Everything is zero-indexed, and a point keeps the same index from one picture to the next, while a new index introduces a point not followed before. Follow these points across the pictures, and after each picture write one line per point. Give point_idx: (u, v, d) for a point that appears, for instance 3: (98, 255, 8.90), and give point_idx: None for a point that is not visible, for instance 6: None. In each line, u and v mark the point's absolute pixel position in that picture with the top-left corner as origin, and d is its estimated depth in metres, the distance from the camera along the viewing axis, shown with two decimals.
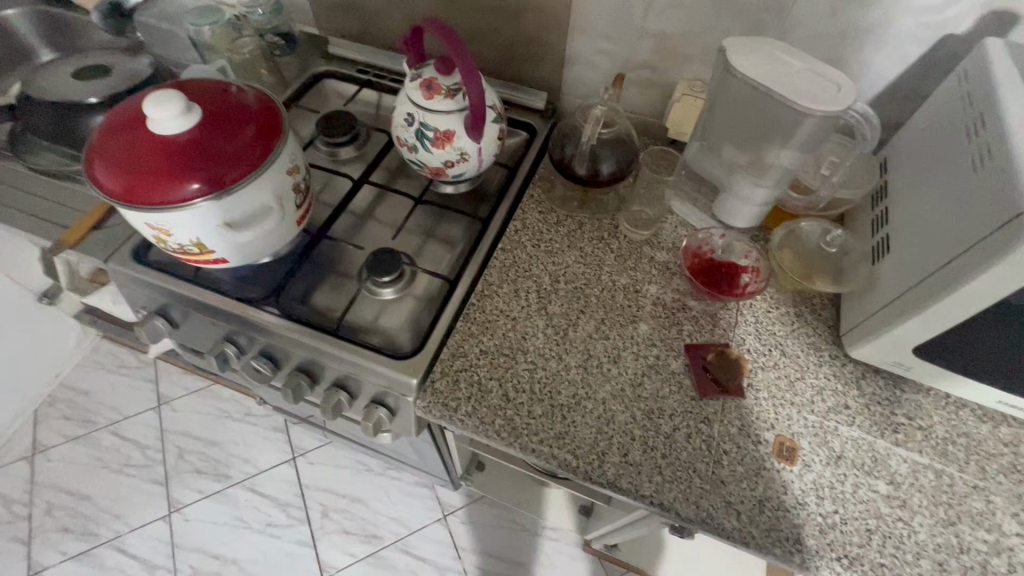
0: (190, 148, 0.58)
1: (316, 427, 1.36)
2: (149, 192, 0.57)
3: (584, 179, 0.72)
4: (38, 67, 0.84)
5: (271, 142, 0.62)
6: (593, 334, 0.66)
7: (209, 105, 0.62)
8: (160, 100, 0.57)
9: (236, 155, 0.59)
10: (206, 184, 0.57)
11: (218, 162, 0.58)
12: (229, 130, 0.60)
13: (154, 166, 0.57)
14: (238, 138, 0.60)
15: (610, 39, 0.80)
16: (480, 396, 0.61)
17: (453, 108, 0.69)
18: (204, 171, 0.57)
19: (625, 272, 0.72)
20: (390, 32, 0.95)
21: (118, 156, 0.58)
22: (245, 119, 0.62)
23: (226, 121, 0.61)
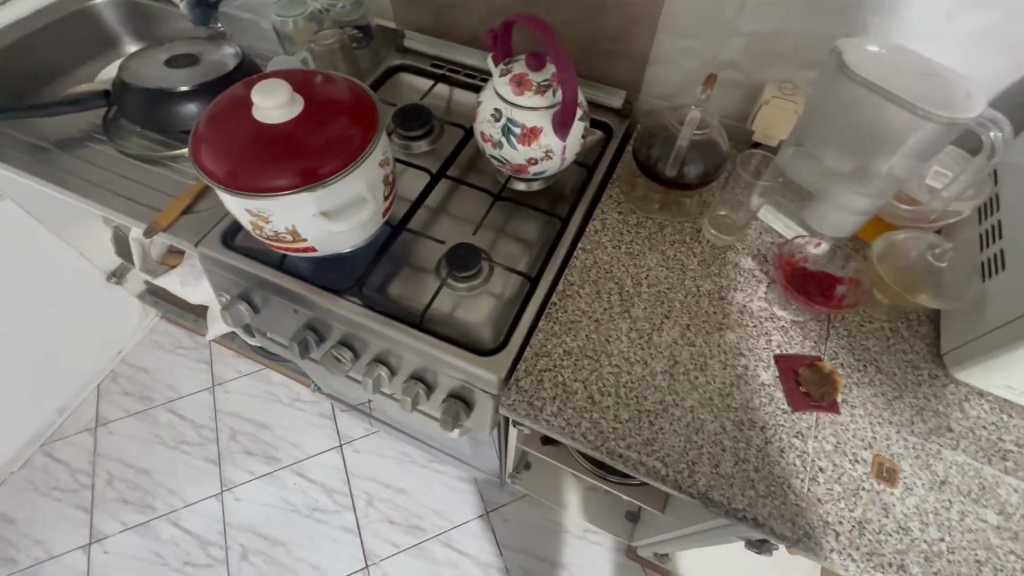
0: (293, 137, 0.59)
1: (364, 416, 1.37)
2: (251, 179, 0.58)
3: (671, 182, 0.70)
4: (133, 55, 0.86)
5: (365, 133, 0.62)
6: (679, 339, 0.65)
7: (308, 95, 0.63)
8: (264, 89, 0.59)
9: (332, 145, 0.59)
10: (306, 173, 0.58)
11: (314, 152, 0.58)
12: (326, 120, 0.61)
13: (258, 153, 0.59)
14: (334, 128, 0.60)
15: (698, 38, 0.78)
16: (566, 397, 0.60)
17: (542, 105, 0.68)
18: (301, 161, 0.58)
19: (709, 278, 0.70)
20: (466, 27, 0.94)
21: (224, 143, 0.60)
22: (341, 109, 0.62)
23: (323, 111, 0.61)
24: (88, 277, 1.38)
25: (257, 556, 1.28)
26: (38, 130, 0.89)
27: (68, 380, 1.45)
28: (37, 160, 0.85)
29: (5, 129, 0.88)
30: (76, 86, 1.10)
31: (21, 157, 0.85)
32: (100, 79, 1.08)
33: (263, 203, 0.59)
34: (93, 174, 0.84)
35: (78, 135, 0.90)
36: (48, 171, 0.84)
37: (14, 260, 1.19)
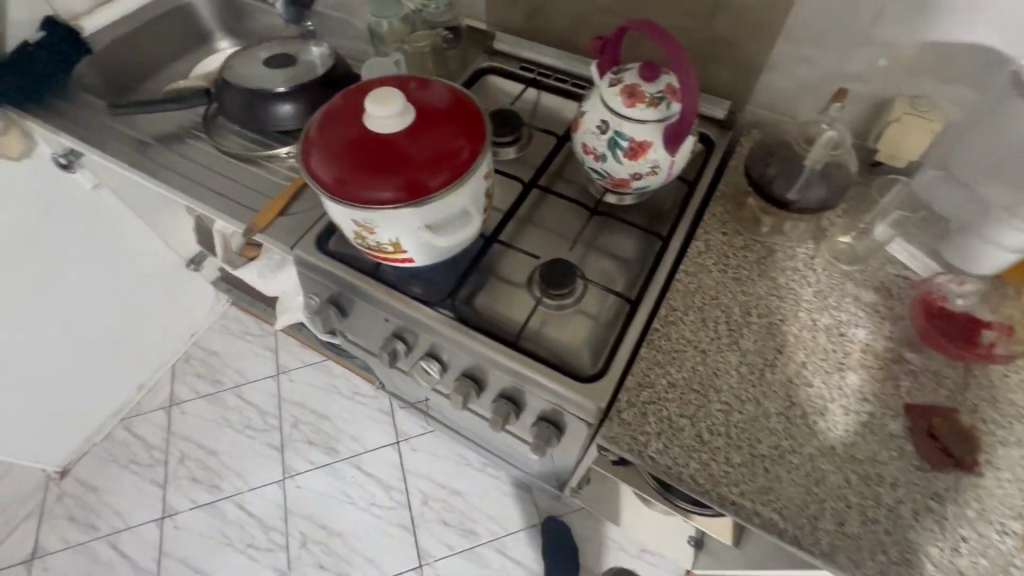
0: (404, 148, 0.58)
1: (422, 416, 1.38)
2: (359, 190, 0.57)
3: (788, 206, 0.65)
4: (233, 55, 0.87)
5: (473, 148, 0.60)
6: (794, 378, 0.60)
7: (419, 105, 0.62)
8: (379, 97, 0.58)
9: (440, 159, 0.58)
10: (415, 187, 0.57)
11: (423, 166, 0.57)
12: (437, 132, 0.59)
13: (368, 164, 0.58)
14: (444, 141, 0.59)
15: (821, 45, 0.72)
16: (672, 434, 0.56)
17: (654, 119, 0.64)
18: (408, 175, 0.57)
19: (826, 311, 0.64)
20: (560, 29, 0.91)
21: (334, 151, 0.59)
22: (451, 121, 0.60)
23: (434, 122, 0.60)
24: (168, 262, 1.43)
25: (315, 545, 1.31)
26: (141, 126, 0.92)
27: (147, 360, 1.52)
28: (141, 156, 0.88)
29: (113, 124, 0.92)
30: (172, 81, 1.13)
31: (127, 153, 0.88)
32: (196, 75, 1.11)
33: (369, 215, 0.58)
34: (192, 172, 0.86)
35: (178, 132, 0.92)
36: (151, 166, 0.86)
37: (103, 242, 1.26)
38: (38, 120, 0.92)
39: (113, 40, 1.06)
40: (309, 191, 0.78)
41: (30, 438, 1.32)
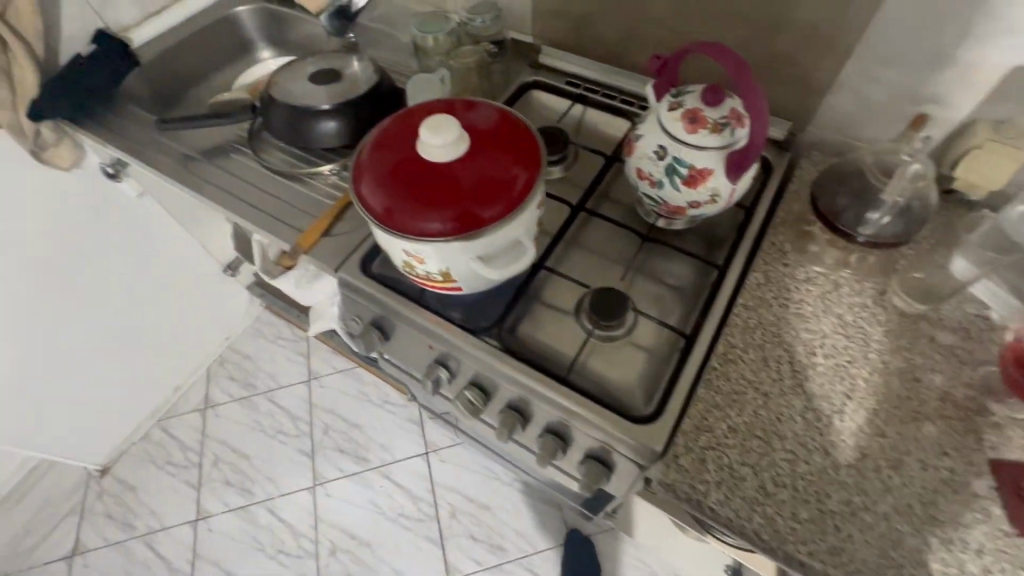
0: (458, 179, 0.56)
1: (452, 428, 1.36)
2: (411, 219, 0.56)
3: (858, 239, 0.61)
4: (279, 70, 0.87)
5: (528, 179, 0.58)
6: (865, 427, 0.56)
7: (473, 132, 0.61)
8: (435, 124, 0.57)
9: (494, 189, 0.56)
10: (469, 220, 0.55)
11: (476, 196, 0.56)
12: (491, 161, 0.58)
13: (421, 193, 0.56)
14: (498, 171, 0.57)
15: (896, 65, 0.68)
16: (733, 484, 0.53)
17: (717, 145, 0.61)
18: (461, 205, 0.55)
19: (898, 353, 0.60)
20: (609, 43, 0.88)
21: (386, 177, 0.58)
22: (507, 151, 0.59)
23: (488, 151, 0.59)
24: (205, 267, 1.45)
25: (344, 555, 1.31)
26: (188, 140, 0.92)
27: (183, 363, 1.54)
28: (188, 170, 0.88)
29: (160, 138, 0.93)
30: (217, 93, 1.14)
31: (174, 168, 0.89)
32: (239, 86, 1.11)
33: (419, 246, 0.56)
34: (237, 187, 0.86)
35: (223, 146, 0.92)
36: (197, 182, 0.87)
37: (143, 249, 1.28)
38: (88, 133, 0.94)
39: (161, 52, 1.07)
40: (354, 211, 0.77)
41: (72, 437, 1.35)
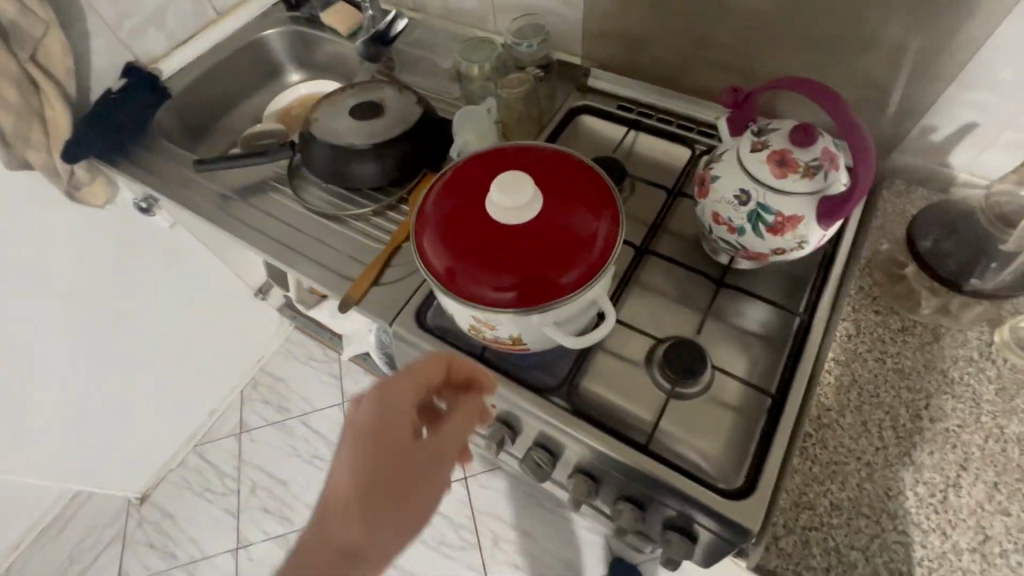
0: (533, 241, 0.52)
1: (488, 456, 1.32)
2: (482, 286, 0.52)
3: (966, 289, 0.56)
4: (319, 105, 0.83)
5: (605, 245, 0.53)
6: (986, 504, 0.51)
7: (547, 187, 0.57)
8: (511, 180, 0.53)
9: (566, 255, 0.52)
10: (549, 288, 0.51)
11: (546, 261, 0.52)
12: (565, 222, 0.54)
13: (492, 256, 0.52)
14: (572, 233, 0.53)
15: (1002, 89, 0.62)
16: (843, 571, 0.49)
17: (809, 190, 0.56)
18: (529, 270, 0.51)
19: (1014, 416, 0.55)
20: (666, 64, 0.83)
21: (452, 235, 0.54)
22: (584, 208, 0.55)
23: (562, 210, 0.54)
24: (238, 292, 1.42)
25: None
26: (224, 179, 0.89)
27: (217, 387, 1.53)
28: (226, 212, 0.85)
29: (196, 177, 0.89)
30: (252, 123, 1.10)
31: (212, 209, 0.86)
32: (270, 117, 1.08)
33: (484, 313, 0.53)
34: (277, 230, 0.83)
35: (260, 183, 0.89)
36: (237, 224, 0.83)
37: (178, 279, 1.25)
38: (122, 173, 0.91)
39: (190, 82, 1.04)
40: (404, 256, 0.73)
41: (110, 465, 1.35)
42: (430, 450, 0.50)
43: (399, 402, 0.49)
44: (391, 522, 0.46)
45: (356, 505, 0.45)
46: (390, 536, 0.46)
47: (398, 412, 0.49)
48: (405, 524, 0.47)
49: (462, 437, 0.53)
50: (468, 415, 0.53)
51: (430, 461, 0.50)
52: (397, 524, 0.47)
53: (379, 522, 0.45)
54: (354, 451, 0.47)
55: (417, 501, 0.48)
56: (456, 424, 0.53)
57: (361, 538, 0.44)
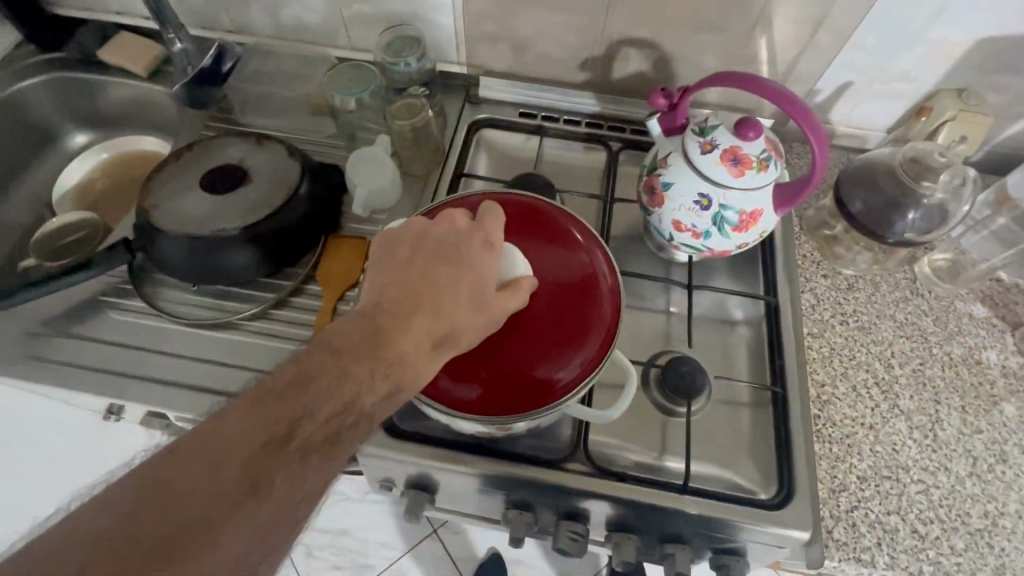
0: (542, 323, 0.49)
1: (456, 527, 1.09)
2: (514, 397, 0.47)
3: (892, 241, 0.60)
4: (154, 187, 0.62)
5: (607, 317, 0.49)
6: (965, 429, 0.57)
7: (534, 256, 0.52)
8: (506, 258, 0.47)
9: (561, 340, 0.48)
10: (577, 367, 0.47)
11: (545, 353, 0.48)
12: (561, 287, 0.51)
13: (511, 361, 0.48)
14: (575, 297, 0.50)
15: (868, 52, 0.67)
16: (891, 538, 0.52)
17: (767, 182, 0.54)
18: (526, 366, 0.48)
19: (954, 340, 0.62)
20: (558, 62, 0.76)
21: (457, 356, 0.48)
22: (572, 264, 0.52)
23: (553, 276, 0.51)
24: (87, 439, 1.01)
25: None
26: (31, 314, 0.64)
27: None
28: (52, 360, 0.61)
29: None
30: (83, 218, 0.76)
31: (29, 363, 0.61)
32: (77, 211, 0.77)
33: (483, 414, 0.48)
34: (138, 362, 0.61)
35: (87, 304, 0.65)
36: (77, 374, 0.60)
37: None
38: None
39: None
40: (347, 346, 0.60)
41: None
42: (486, 300, 0.43)
43: (474, 244, 0.44)
44: (431, 363, 0.40)
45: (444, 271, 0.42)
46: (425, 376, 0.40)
47: (463, 241, 0.44)
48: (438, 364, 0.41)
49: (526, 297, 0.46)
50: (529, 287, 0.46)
51: (489, 311, 0.43)
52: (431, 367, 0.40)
53: (419, 355, 0.39)
54: (435, 244, 0.44)
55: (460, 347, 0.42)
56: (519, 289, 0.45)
57: (404, 369, 0.38)
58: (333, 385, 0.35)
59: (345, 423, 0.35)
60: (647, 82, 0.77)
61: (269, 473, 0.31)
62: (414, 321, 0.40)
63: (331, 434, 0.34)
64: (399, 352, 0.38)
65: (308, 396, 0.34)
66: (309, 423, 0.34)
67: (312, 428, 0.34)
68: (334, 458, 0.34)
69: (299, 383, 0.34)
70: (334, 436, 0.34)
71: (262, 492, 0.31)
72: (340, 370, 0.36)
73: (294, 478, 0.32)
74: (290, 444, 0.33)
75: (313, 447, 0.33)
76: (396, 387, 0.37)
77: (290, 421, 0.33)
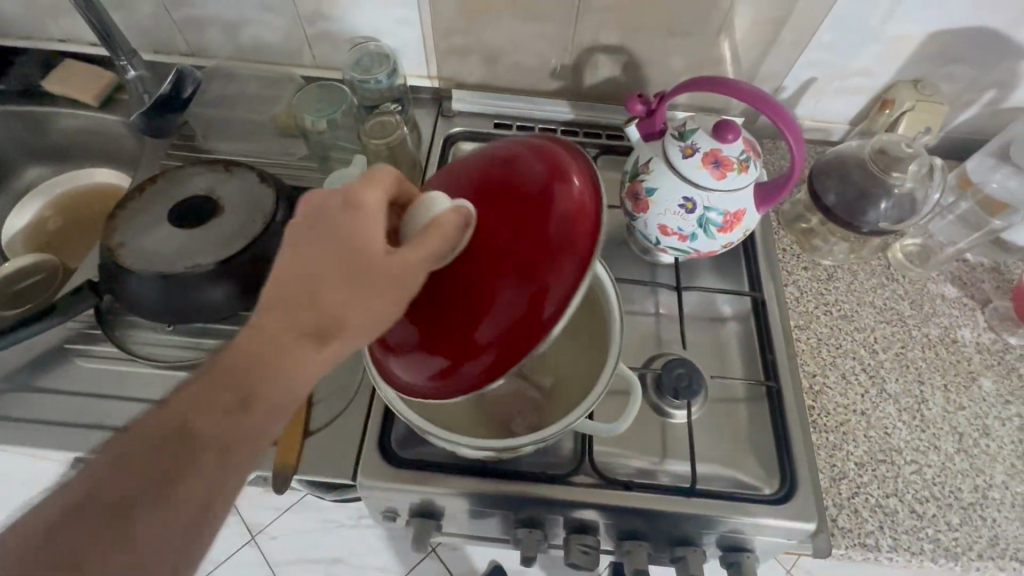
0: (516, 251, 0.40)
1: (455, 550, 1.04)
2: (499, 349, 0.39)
3: (866, 231, 0.62)
4: (119, 224, 0.59)
5: (579, 223, 0.40)
6: (949, 407, 0.59)
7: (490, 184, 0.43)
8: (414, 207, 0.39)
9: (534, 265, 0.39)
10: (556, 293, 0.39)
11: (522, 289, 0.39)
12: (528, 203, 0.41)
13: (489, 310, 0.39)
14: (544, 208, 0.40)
15: (828, 49, 0.70)
16: (891, 521, 0.53)
17: (748, 182, 0.55)
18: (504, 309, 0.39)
19: (930, 321, 0.65)
20: (530, 71, 0.76)
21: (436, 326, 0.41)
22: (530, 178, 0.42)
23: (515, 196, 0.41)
24: None
25: None
26: None
27: None
28: (16, 418, 0.57)
29: None
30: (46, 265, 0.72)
31: None
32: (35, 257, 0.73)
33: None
34: (113, 412, 0.57)
35: (50, 353, 0.61)
36: (45, 430, 0.56)
37: None
38: None
39: None
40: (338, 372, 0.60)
41: None
42: (367, 265, 0.35)
43: (333, 208, 0.36)
44: (319, 358, 0.34)
45: (310, 246, 0.35)
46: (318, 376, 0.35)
47: (321, 207, 0.37)
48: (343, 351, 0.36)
49: (435, 252, 0.37)
50: (441, 239, 0.37)
51: (385, 280, 0.35)
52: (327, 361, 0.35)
53: (296, 354, 0.33)
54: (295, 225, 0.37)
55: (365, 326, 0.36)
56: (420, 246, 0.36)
57: (274, 377, 0.33)
58: (179, 425, 0.32)
59: (178, 455, 0.31)
60: (619, 88, 0.77)
61: (90, 537, 0.29)
62: (271, 315, 0.34)
63: (165, 472, 0.31)
64: (250, 356, 0.33)
65: (150, 445, 0.32)
66: (132, 470, 0.31)
67: (135, 474, 0.31)
68: (191, 493, 0.31)
69: (140, 435, 0.32)
70: (184, 473, 0.31)
71: (89, 548, 0.29)
72: (172, 404, 0.33)
73: (121, 534, 0.29)
74: (107, 499, 0.30)
75: (139, 496, 0.30)
76: (248, 393, 0.33)
77: (124, 482, 0.31)
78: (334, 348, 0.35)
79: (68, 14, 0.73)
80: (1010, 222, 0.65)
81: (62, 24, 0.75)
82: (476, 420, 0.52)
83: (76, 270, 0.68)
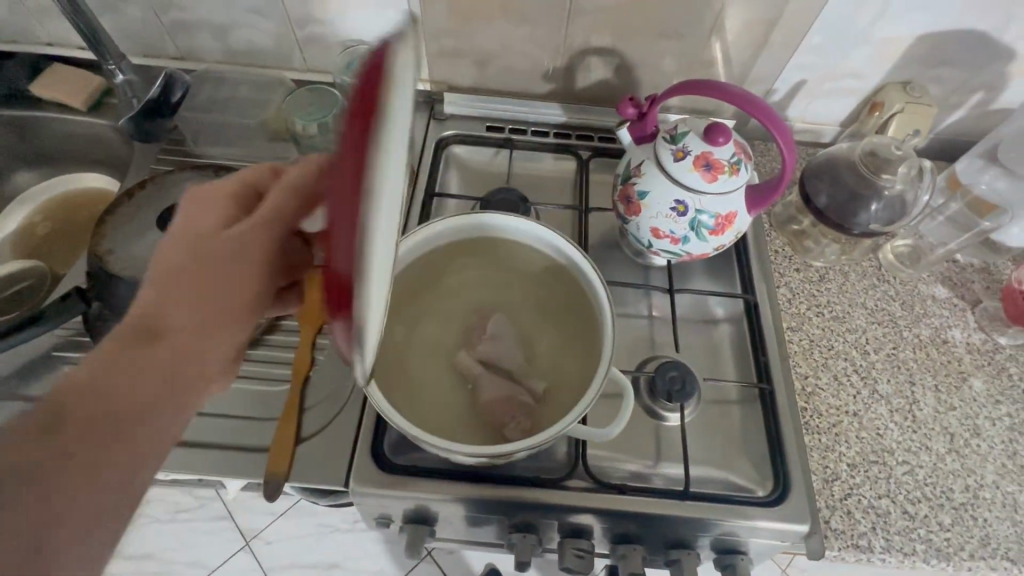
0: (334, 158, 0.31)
1: (449, 555, 1.03)
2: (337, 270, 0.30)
3: (857, 233, 0.62)
4: (108, 230, 0.58)
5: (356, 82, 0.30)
6: (940, 407, 0.60)
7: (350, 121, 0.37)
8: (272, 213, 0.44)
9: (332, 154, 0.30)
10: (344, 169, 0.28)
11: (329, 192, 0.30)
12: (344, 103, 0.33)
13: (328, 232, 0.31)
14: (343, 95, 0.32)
15: (818, 51, 0.70)
16: (884, 522, 0.54)
17: (739, 185, 0.55)
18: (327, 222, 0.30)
19: (921, 322, 0.65)
20: (522, 74, 0.76)
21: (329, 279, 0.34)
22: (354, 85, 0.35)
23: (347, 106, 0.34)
24: None
25: None
26: None
27: None
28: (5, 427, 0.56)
29: None
30: (36, 268, 0.72)
31: None
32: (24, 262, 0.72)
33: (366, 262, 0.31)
34: None
35: (41, 360, 0.60)
36: None
37: None
38: None
39: None
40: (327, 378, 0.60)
41: None
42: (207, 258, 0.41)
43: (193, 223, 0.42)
44: (165, 347, 0.39)
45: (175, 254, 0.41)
46: (180, 363, 0.39)
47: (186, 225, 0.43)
48: (203, 338, 0.40)
49: (257, 236, 0.41)
50: (260, 223, 0.42)
51: (212, 268, 0.40)
52: (183, 348, 0.39)
53: (136, 348, 0.38)
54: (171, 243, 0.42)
55: (211, 310, 0.40)
56: (234, 231, 0.41)
57: (127, 369, 0.37)
58: (28, 452, 0.33)
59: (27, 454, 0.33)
60: (611, 90, 0.78)
61: None
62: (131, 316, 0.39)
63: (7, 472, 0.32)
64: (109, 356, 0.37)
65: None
66: None
67: None
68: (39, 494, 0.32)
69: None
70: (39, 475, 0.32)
71: None
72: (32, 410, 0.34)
73: None
74: None
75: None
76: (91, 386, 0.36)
77: None
78: (177, 337, 0.39)
79: (57, 16, 0.72)
80: (999, 223, 0.65)
81: (51, 27, 0.74)
82: (470, 426, 0.52)
83: (66, 276, 0.67)
